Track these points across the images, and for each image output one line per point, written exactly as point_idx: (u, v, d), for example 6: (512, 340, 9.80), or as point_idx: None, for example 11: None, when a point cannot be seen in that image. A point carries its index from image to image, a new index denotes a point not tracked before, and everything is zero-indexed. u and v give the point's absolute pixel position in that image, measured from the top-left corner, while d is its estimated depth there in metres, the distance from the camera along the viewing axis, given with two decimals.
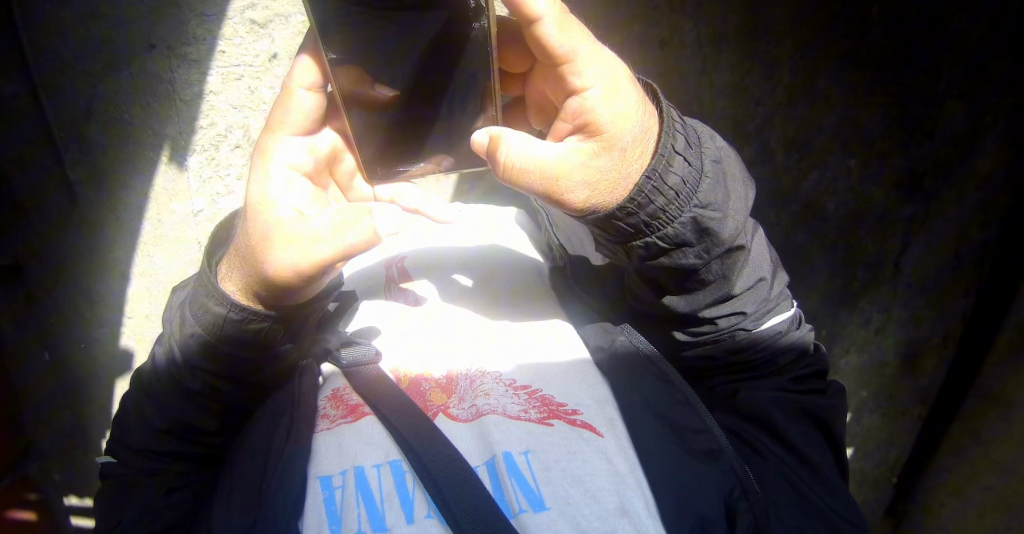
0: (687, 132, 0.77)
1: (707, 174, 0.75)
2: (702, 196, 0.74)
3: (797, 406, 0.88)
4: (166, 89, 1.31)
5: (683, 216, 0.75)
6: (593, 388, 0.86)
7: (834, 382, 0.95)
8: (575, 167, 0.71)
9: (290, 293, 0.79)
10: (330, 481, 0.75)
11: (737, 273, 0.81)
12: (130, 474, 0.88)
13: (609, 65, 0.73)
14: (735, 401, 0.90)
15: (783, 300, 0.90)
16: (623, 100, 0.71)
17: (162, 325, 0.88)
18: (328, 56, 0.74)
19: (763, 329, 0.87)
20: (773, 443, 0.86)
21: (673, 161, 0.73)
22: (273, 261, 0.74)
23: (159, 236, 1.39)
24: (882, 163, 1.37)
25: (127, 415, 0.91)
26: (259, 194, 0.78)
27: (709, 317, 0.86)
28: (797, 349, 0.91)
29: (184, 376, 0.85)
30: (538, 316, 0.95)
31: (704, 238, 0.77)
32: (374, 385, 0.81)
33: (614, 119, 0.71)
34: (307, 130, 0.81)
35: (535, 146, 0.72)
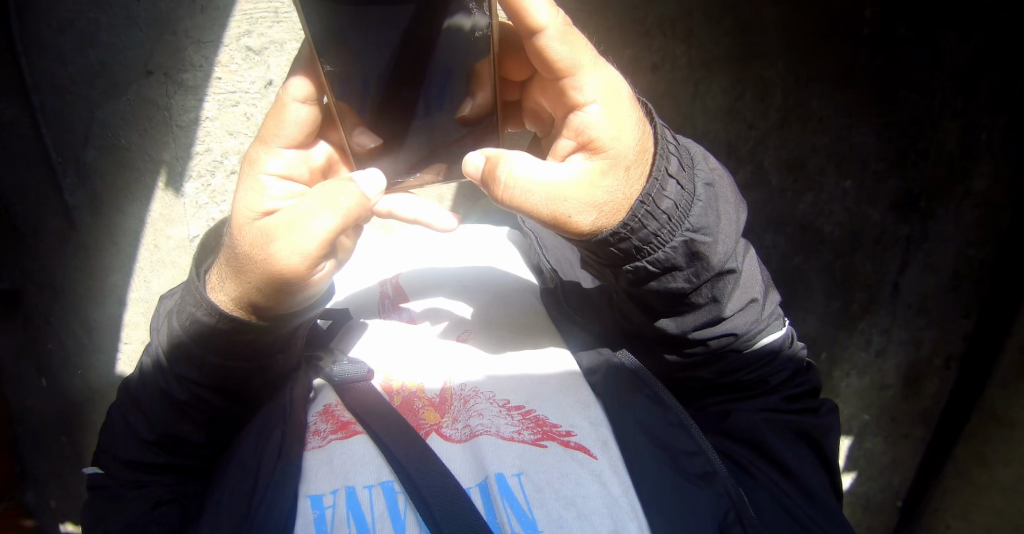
0: (679, 153, 0.75)
1: (699, 197, 0.73)
2: (694, 220, 0.72)
3: (791, 430, 0.84)
4: (164, 115, 1.30)
5: (674, 240, 0.72)
6: (587, 408, 0.84)
7: (825, 400, 0.90)
8: (589, 188, 0.67)
9: (278, 301, 0.74)
10: (321, 500, 0.73)
11: (728, 295, 0.78)
12: (116, 484, 0.82)
13: (614, 79, 0.70)
14: (725, 424, 0.85)
15: (775, 319, 0.85)
16: (628, 116, 0.69)
17: (150, 335, 0.85)
18: (322, 68, 0.69)
19: (754, 348, 0.83)
20: (767, 466, 0.82)
21: (666, 185, 0.71)
22: (266, 258, 0.69)
23: (153, 263, 1.37)
24: (880, 184, 1.37)
25: (115, 425, 0.85)
26: (254, 206, 0.74)
27: (698, 339, 0.81)
28: (790, 368, 0.87)
29: (173, 386, 0.81)
30: (542, 342, 0.93)
31: (694, 262, 0.74)
32: (367, 402, 0.79)
33: (619, 136, 0.67)
34: (299, 143, 0.76)
35: (539, 169, 0.67)
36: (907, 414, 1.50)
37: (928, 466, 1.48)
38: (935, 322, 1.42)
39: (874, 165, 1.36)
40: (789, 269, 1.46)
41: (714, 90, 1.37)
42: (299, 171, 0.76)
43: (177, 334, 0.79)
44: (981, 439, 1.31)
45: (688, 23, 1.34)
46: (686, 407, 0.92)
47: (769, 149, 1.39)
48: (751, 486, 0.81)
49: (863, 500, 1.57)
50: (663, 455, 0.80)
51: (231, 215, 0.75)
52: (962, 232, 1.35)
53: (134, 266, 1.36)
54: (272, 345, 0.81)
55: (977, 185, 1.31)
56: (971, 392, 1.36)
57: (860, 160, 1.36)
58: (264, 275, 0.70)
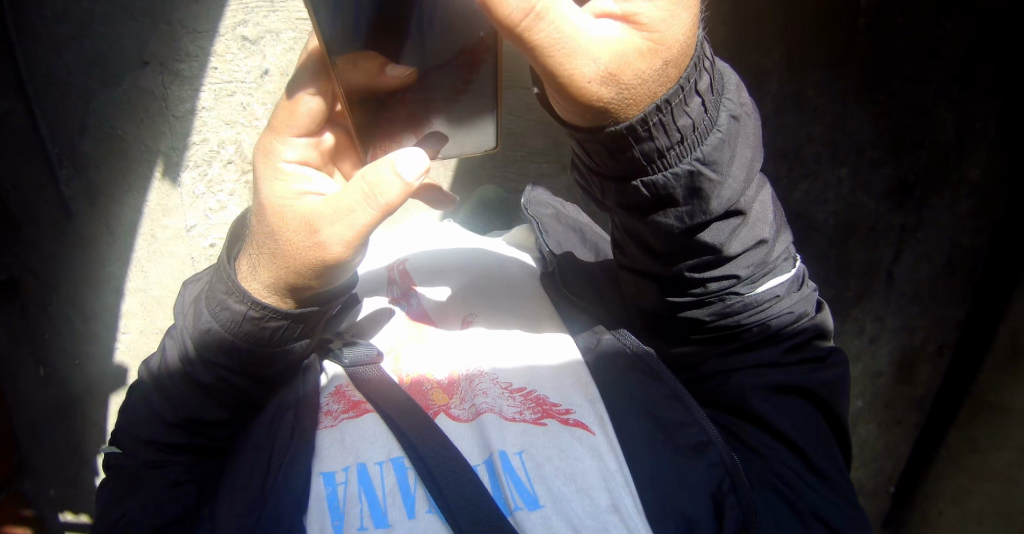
0: (712, 74, 0.68)
1: (718, 128, 0.67)
2: (706, 151, 0.66)
3: (791, 388, 0.84)
4: (160, 105, 1.31)
5: (679, 165, 0.66)
6: (585, 386, 0.86)
7: (836, 348, 0.88)
8: (617, 55, 0.57)
9: (316, 283, 0.77)
10: (333, 477, 0.75)
11: (727, 236, 0.73)
12: (134, 465, 0.84)
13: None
14: (727, 390, 0.85)
15: (783, 262, 0.82)
16: (685, 10, 0.58)
17: (175, 319, 0.87)
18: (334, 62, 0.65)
19: (758, 293, 0.80)
20: (764, 434, 0.83)
21: (688, 103, 0.64)
22: (317, 247, 0.71)
23: (151, 253, 1.37)
24: (873, 171, 1.39)
25: (133, 406, 0.87)
26: (286, 191, 0.74)
27: (699, 280, 0.78)
28: (795, 314, 0.84)
29: (195, 368, 0.82)
30: (550, 328, 0.93)
31: (693, 200, 0.69)
32: (377, 383, 0.81)
33: (668, 25, 0.57)
34: (309, 131, 0.75)
35: (572, 10, 0.55)
36: (898, 399, 1.52)
37: (920, 450, 1.50)
38: (927, 309, 1.44)
39: (868, 153, 1.38)
40: None
41: None
42: (311, 156, 0.76)
43: (204, 321, 0.81)
44: (972, 425, 1.35)
45: None
46: (688, 375, 0.91)
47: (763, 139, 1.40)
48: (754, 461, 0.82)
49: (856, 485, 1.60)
50: (656, 429, 0.82)
51: (262, 203, 0.75)
52: (955, 222, 1.37)
53: (131, 255, 1.37)
54: (289, 332, 0.82)
55: (973, 173, 1.32)
56: (963, 379, 1.39)
57: (851, 148, 1.38)
58: (313, 262, 0.73)
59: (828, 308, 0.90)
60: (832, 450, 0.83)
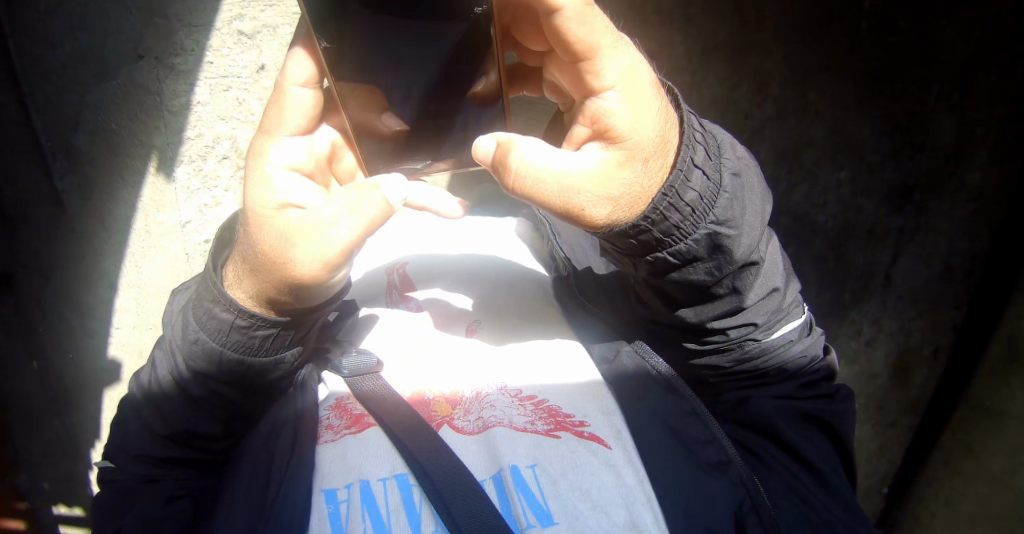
0: (706, 140, 0.73)
1: (725, 189, 0.71)
2: (719, 213, 0.71)
3: (804, 416, 0.84)
4: (155, 99, 1.28)
5: (697, 232, 0.71)
6: (600, 399, 0.84)
7: (841, 385, 0.90)
8: (606, 180, 0.66)
9: (302, 297, 0.75)
10: (335, 495, 0.73)
11: (749, 286, 0.77)
12: (127, 480, 0.82)
13: (635, 62, 0.68)
14: (742, 412, 0.84)
15: (795, 307, 0.84)
16: (648, 102, 0.67)
17: (163, 329, 0.84)
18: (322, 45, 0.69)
19: (773, 338, 0.82)
20: (778, 450, 0.83)
21: (690, 175, 0.69)
22: (296, 261, 0.70)
23: (145, 249, 1.36)
24: (875, 175, 1.37)
25: (125, 419, 0.85)
26: (269, 200, 0.72)
27: (718, 328, 0.81)
28: (807, 356, 0.85)
29: (189, 381, 0.80)
30: (556, 336, 0.92)
31: (717, 255, 0.73)
32: (378, 395, 0.79)
33: (638, 127, 0.66)
34: (303, 129, 0.76)
35: (552, 156, 0.66)
36: (894, 404, 1.52)
37: (914, 453, 1.50)
38: (923, 313, 1.43)
39: (868, 158, 1.37)
40: None
41: (711, 79, 1.37)
42: (305, 161, 0.76)
43: (194, 331, 0.78)
44: (962, 432, 1.35)
45: (686, 10, 1.33)
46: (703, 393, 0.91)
47: (765, 139, 1.39)
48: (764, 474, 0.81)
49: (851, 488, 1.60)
50: (679, 444, 0.81)
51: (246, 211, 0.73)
52: (953, 226, 1.36)
53: (126, 250, 1.35)
54: (284, 338, 0.81)
55: (973, 177, 1.31)
56: (958, 383, 1.38)
57: (854, 151, 1.37)
58: (294, 278, 0.71)
59: (834, 351, 0.91)
60: (831, 459, 0.83)
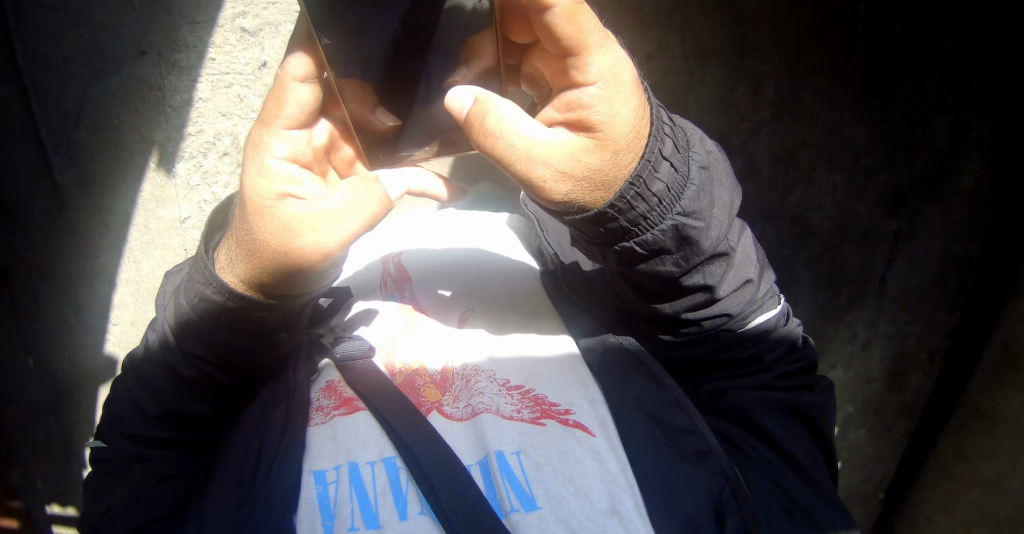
0: (676, 134, 0.75)
1: (693, 181, 0.73)
2: (686, 204, 0.72)
3: (785, 407, 0.85)
4: (157, 95, 1.30)
5: (664, 223, 0.73)
6: (586, 387, 0.85)
7: (822, 376, 0.91)
8: (570, 157, 0.67)
9: (288, 284, 0.76)
10: (325, 476, 0.75)
11: (719, 278, 0.78)
12: (119, 459, 0.83)
13: (619, 60, 0.68)
14: (722, 403, 0.86)
15: (770, 297, 0.85)
16: (626, 100, 0.68)
17: (157, 311, 0.85)
18: (322, 41, 0.68)
19: (747, 328, 0.83)
20: (763, 447, 0.83)
21: (658, 166, 0.70)
22: (295, 247, 0.71)
23: (144, 243, 1.37)
24: (868, 178, 1.39)
25: (117, 398, 0.86)
26: (268, 190, 0.73)
27: (692, 319, 0.82)
28: (785, 345, 0.87)
29: (181, 362, 0.81)
30: (545, 329, 0.93)
31: (684, 246, 0.75)
32: (368, 380, 0.80)
33: (613, 120, 0.67)
34: (301, 123, 0.75)
35: (525, 125, 0.67)
36: (889, 407, 1.53)
37: (911, 459, 1.52)
38: (919, 316, 1.44)
39: (865, 160, 1.38)
40: (778, 262, 1.48)
41: (707, 81, 1.38)
42: (302, 151, 0.75)
43: (186, 312, 0.80)
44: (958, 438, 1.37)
45: (683, 14, 1.34)
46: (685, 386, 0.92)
47: (760, 141, 1.41)
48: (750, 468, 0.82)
49: (847, 493, 1.60)
50: (660, 433, 0.82)
51: (244, 199, 0.74)
52: (948, 230, 1.37)
53: (124, 245, 1.36)
54: (274, 323, 0.82)
55: (966, 180, 1.33)
56: (955, 385, 1.41)
57: (850, 155, 1.38)
58: (293, 263, 0.72)
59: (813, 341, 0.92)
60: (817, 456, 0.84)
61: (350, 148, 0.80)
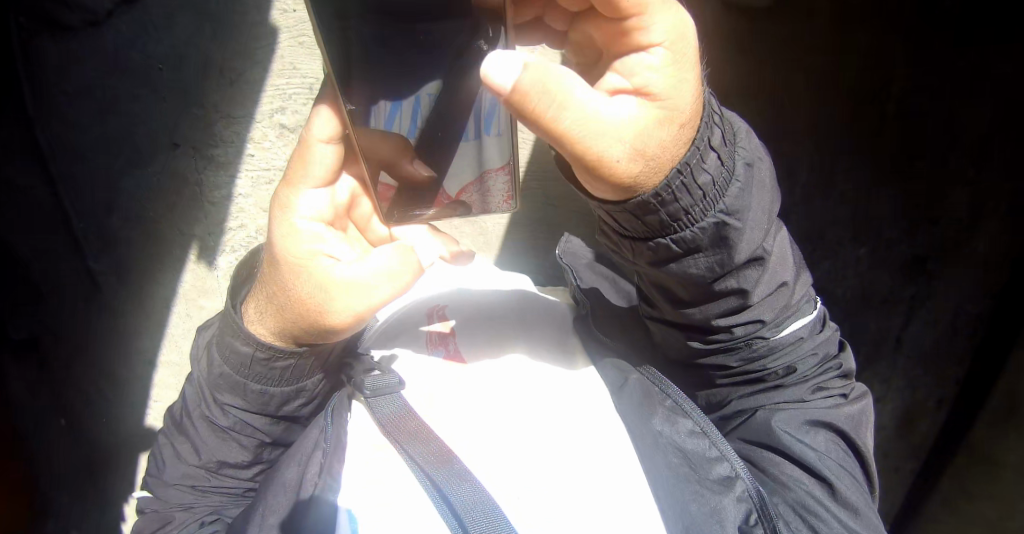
0: (723, 125, 0.73)
1: (738, 178, 0.71)
2: (730, 201, 0.71)
3: (821, 423, 0.85)
4: (195, 191, 1.36)
5: (706, 220, 0.70)
6: (605, 423, 0.86)
7: (857, 383, 0.92)
8: (638, 133, 0.62)
9: (317, 338, 0.82)
10: (358, 525, 0.74)
11: (752, 283, 0.78)
12: (164, 508, 0.84)
13: (684, 20, 0.64)
14: (753, 423, 0.87)
15: (805, 304, 0.88)
16: (687, 70, 0.64)
17: (191, 364, 0.89)
18: (347, 107, 0.73)
19: (782, 335, 0.85)
20: (799, 470, 0.82)
21: (706, 156, 0.68)
22: (336, 311, 0.77)
23: (185, 331, 1.41)
24: (896, 248, 1.43)
25: (160, 452, 0.89)
26: (301, 249, 0.78)
27: (723, 326, 0.83)
28: (820, 352, 0.89)
29: (219, 409, 0.85)
30: (567, 365, 0.94)
31: (721, 248, 0.73)
32: (399, 421, 0.80)
33: (677, 89, 0.63)
34: (326, 182, 0.80)
35: (592, 99, 0.60)
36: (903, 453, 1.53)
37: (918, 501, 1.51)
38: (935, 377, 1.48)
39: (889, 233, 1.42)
40: None
41: None
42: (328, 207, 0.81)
43: (218, 364, 0.84)
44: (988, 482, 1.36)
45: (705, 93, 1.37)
46: (713, 410, 0.94)
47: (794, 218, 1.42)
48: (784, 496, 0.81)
49: None
50: (682, 464, 0.82)
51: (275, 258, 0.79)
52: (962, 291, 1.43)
53: (165, 334, 1.40)
54: (308, 365, 0.86)
55: (983, 228, 1.39)
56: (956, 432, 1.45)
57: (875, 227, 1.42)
58: (328, 325, 0.79)
59: (850, 346, 0.95)
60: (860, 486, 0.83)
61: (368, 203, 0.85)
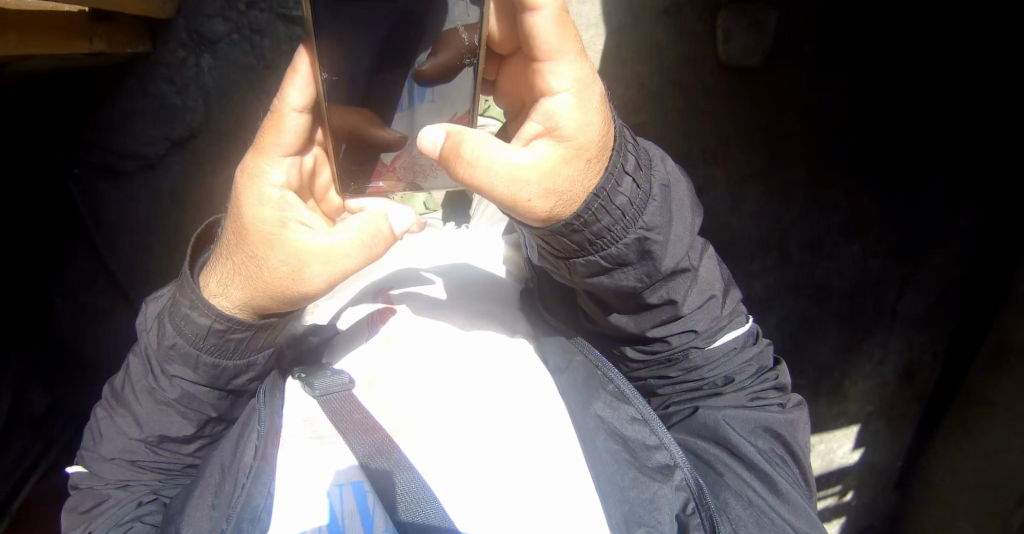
0: (639, 152, 0.78)
1: (654, 198, 0.76)
2: (648, 219, 0.75)
3: (759, 424, 0.84)
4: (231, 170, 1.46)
5: (627, 237, 0.75)
6: (548, 402, 0.83)
7: (794, 394, 0.92)
8: (549, 174, 0.68)
9: (291, 304, 0.80)
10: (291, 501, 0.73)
11: (682, 294, 0.82)
12: (101, 486, 0.84)
13: (590, 69, 0.70)
14: (695, 418, 0.87)
15: (738, 315, 0.89)
16: (594, 109, 0.69)
17: (139, 334, 0.86)
18: (323, 76, 0.70)
19: (716, 346, 0.86)
20: (741, 466, 0.81)
21: (621, 181, 0.73)
22: (313, 275, 0.75)
23: None
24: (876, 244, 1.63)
25: (98, 427, 0.87)
26: (272, 217, 0.74)
27: (657, 336, 0.86)
28: (755, 363, 0.89)
29: (162, 383, 0.83)
30: (510, 340, 0.91)
31: (645, 260, 0.78)
32: (348, 410, 0.79)
33: (585, 129, 0.69)
34: (294, 149, 0.75)
35: (501, 147, 0.67)
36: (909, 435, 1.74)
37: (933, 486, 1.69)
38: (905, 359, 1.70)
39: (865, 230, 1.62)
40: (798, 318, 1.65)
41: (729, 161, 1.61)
42: (293, 176, 0.76)
43: (170, 337, 0.81)
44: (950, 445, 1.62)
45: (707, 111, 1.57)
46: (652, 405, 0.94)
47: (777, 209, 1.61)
48: (718, 486, 0.80)
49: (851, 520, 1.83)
50: (622, 449, 0.81)
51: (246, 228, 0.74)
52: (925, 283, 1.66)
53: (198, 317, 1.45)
54: (259, 341, 0.85)
55: (962, 222, 1.61)
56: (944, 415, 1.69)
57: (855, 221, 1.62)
58: (300, 289, 0.76)
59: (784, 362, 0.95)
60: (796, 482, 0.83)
61: (327, 175, 0.82)
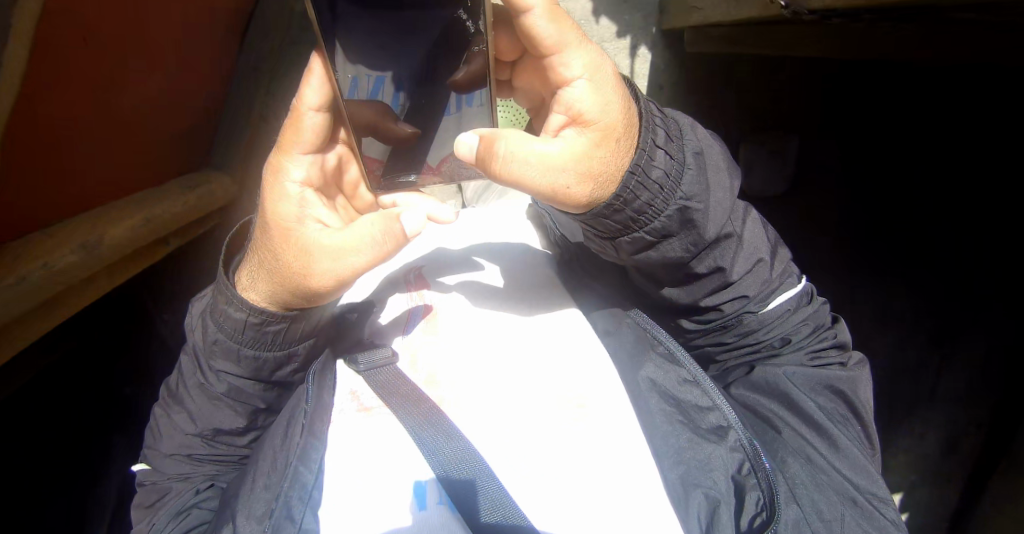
0: (667, 124, 0.77)
1: (689, 165, 0.75)
2: (687, 189, 0.74)
3: (820, 383, 0.83)
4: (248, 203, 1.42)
5: (670, 208, 0.74)
6: (595, 370, 0.82)
7: (856, 353, 0.88)
8: (581, 158, 0.69)
9: (310, 304, 0.80)
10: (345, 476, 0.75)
11: (730, 261, 0.81)
12: (162, 479, 0.86)
13: (599, 57, 0.73)
14: (750, 378, 0.85)
15: (788, 277, 0.86)
16: (610, 91, 0.71)
17: (187, 331, 0.88)
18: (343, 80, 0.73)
19: (769, 310, 0.84)
20: (799, 424, 0.81)
21: (654, 155, 0.72)
22: (323, 271, 0.74)
23: None
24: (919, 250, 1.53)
25: (156, 423, 0.88)
26: (291, 212, 0.76)
27: (711, 305, 0.85)
28: (811, 324, 0.87)
29: (213, 377, 0.84)
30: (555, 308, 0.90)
31: (689, 229, 0.76)
32: (393, 383, 0.79)
33: (606, 110, 0.70)
34: (317, 147, 0.78)
35: (532, 141, 0.68)
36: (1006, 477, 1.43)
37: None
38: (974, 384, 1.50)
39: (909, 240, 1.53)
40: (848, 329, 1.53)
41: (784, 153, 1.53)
42: (316, 172, 0.79)
43: (212, 331, 0.82)
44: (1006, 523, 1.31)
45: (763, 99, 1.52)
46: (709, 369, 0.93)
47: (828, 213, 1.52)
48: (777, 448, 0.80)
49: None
50: (675, 411, 0.81)
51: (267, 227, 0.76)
52: None
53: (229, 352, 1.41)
54: (303, 328, 0.85)
55: None
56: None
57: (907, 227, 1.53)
58: (313, 286, 0.76)
59: (843, 319, 0.92)
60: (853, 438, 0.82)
61: (355, 173, 0.85)
